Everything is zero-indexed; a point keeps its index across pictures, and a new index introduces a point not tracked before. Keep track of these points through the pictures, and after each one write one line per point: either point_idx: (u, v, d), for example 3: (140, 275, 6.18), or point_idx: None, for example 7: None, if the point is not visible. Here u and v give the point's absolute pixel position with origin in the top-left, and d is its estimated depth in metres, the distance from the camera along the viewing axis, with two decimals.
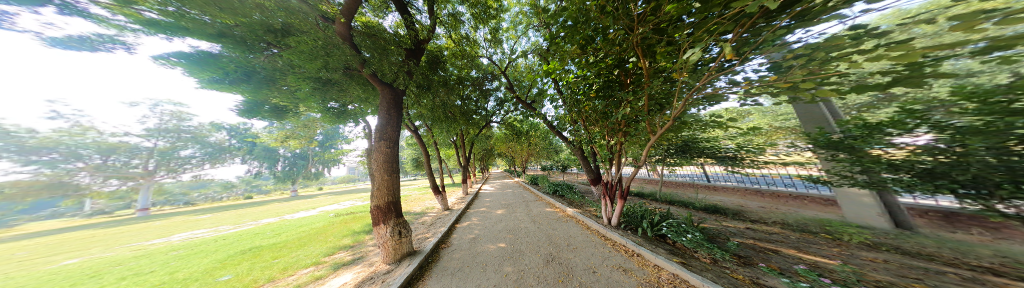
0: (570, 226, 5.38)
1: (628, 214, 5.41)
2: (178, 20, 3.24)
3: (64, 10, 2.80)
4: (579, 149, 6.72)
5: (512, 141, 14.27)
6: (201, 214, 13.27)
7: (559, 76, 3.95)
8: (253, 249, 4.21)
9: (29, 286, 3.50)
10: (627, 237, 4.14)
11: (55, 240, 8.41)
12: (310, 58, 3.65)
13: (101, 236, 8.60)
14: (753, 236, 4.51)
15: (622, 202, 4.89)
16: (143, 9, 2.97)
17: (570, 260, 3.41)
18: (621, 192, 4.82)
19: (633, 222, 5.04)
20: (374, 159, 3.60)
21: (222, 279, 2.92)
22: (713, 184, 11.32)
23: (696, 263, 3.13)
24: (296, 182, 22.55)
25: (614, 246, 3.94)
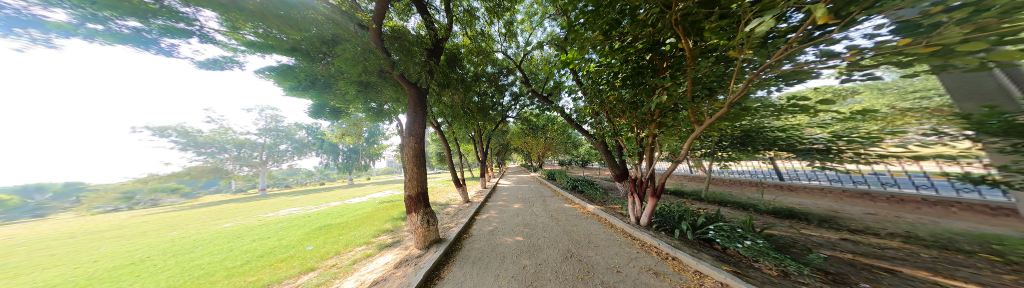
0: (591, 224, 5.14)
1: (662, 215, 4.83)
2: (266, 39, 4.00)
3: (204, 41, 3.91)
4: (602, 143, 6.21)
5: (529, 136, 14.23)
6: (294, 196, 17.61)
7: (578, 66, 3.62)
8: (326, 226, 5.42)
9: (208, 240, 5.37)
10: (659, 239, 3.74)
11: (218, 210, 12.51)
12: (353, 64, 4.20)
13: (241, 208, 12.39)
14: (851, 251, 3.44)
15: (654, 201, 4.38)
16: (247, 34, 3.84)
17: (591, 258, 3.31)
18: (653, 190, 4.30)
19: (668, 223, 4.50)
20: (405, 155, 4.05)
21: (308, 248, 3.89)
22: (787, 183, 9.02)
23: (755, 274, 2.59)
24: (352, 172, 27.46)
25: (642, 248, 3.62)
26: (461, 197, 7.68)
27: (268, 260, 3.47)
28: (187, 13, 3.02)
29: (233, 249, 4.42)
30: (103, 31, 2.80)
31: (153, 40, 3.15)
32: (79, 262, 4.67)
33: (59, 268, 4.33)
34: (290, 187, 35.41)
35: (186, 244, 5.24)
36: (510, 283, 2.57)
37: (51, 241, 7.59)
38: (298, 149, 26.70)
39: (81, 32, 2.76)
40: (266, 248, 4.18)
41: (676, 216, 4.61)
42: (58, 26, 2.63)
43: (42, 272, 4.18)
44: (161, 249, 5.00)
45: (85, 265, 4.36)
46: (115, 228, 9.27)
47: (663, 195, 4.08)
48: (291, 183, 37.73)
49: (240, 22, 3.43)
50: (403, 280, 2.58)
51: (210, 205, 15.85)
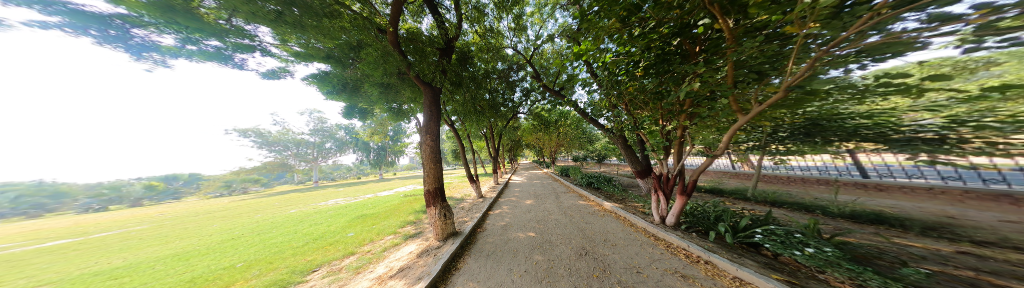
0: (609, 222, 4.91)
1: (694, 215, 4.34)
2: (308, 49, 4.63)
3: (265, 54, 4.71)
4: (622, 137, 5.75)
5: (542, 132, 13.96)
6: (337, 188, 20.56)
7: (593, 57, 3.35)
8: (362, 216, 6.28)
9: (279, 224, 6.70)
10: (688, 240, 3.41)
11: (285, 198, 15.39)
12: (375, 67, 4.64)
13: (301, 197, 14.99)
14: (973, 269, 2.63)
15: (683, 200, 3.97)
16: (294, 45, 4.52)
17: (607, 257, 3.20)
18: (682, 188, 3.87)
19: (701, 224, 4.04)
20: (422, 153, 4.36)
21: (349, 234, 4.58)
22: (874, 181, 7.21)
23: (817, 286, 2.08)
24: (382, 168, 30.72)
25: (667, 250, 3.35)
26: (475, 192, 8.01)
27: (320, 243, 4.20)
28: (249, 30, 3.61)
29: (297, 231, 5.45)
30: (198, 51, 3.58)
31: (229, 56, 3.90)
32: (202, 235, 6.29)
33: (190, 239, 5.93)
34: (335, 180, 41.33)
35: (265, 226, 6.63)
36: (522, 278, 2.66)
37: (185, 218, 10.35)
38: (339, 147, 30.74)
39: (186, 53, 3.55)
40: (319, 232, 5.04)
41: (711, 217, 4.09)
42: (168, 49, 3.41)
43: (180, 242, 5.75)
44: (250, 229, 6.44)
45: (204, 238, 5.86)
46: (220, 210, 12.10)
47: (695, 194, 3.63)
48: (336, 177, 44.11)
49: (289, 36, 4.06)
50: (424, 268, 2.88)
51: (280, 195, 19.47)
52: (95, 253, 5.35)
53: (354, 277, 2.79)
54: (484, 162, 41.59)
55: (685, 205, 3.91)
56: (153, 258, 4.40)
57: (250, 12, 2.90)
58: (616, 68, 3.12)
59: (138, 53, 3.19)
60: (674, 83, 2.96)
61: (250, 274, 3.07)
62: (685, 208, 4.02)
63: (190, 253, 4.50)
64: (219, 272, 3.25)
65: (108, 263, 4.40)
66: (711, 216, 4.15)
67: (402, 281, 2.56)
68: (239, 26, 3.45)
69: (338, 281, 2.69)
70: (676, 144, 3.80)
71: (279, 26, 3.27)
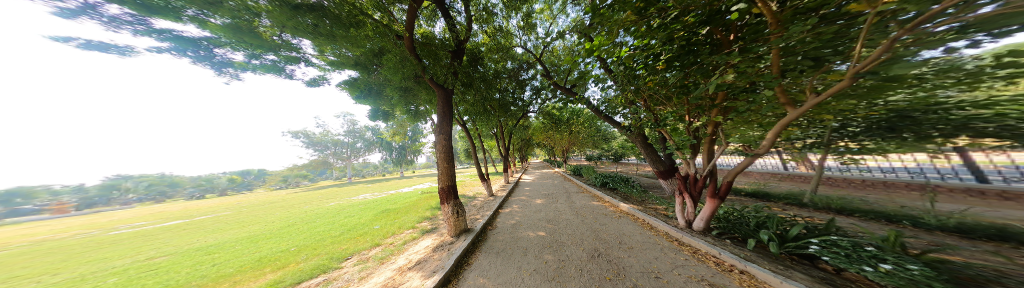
0: (625, 224, 4.66)
1: (730, 221, 3.84)
2: (344, 58, 5.25)
3: (310, 64, 5.43)
4: (641, 135, 5.33)
5: (553, 131, 13.72)
6: (366, 184, 22.94)
7: (607, 53, 3.12)
8: (385, 211, 6.96)
9: (321, 215, 7.78)
10: (719, 247, 3.07)
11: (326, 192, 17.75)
12: (395, 70, 4.94)
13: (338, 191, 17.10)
14: None
15: (716, 203, 3.55)
16: (331, 55, 5.13)
17: (623, 260, 3.06)
18: (713, 191, 3.47)
19: (739, 231, 3.55)
20: (436, 152, 4.61)
21: (375, 227, 5.13)
22: (993, 187, 5.57)
23: None
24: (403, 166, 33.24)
25: (692, 256, 3.07)
26: (487, 190, 8.22)
27: (352, 234, 4.78)
28: (296, 43, 4.16)
29: (334, 222, 6.27)
30: (261, 65, 4.23)
31: (283, 68, 4.56)
32: (264, 221, 7.60)
33: (257, 224, 7.23)
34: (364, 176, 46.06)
35: (310, 216, 7.75)
36: (532, 276, 2.71)
37: (253, 207, 12.60)
38: (367, 146, 34.07)
39: (250, 67, 4.21)
40: (351, 224, 5.73)
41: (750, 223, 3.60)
42: (240, 64, 4.09)
43: (250, 226, 7.05)
44: (298, 218, 7.58)
45: (267, 224, 7.09)
46: (278, 201, 14.42)
47: (731, 199, 3.20)
48: (365, 174, 49.11)
49: (327, 47, 4.61)
50: (439, 262, 3.10)
51: (322, 189, 22.43)
52: (195, 233, 6.86)
53: (379, 267, 3.13)
54: (496, 161, 42.22)
55: (718, 209, 3.49)
56: (232, 240, 5.48)
57: (294, 28, 3.32)
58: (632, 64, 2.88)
59: (218, 68, 3.89)
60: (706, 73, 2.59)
61: (299, 258, 3.66)
62: (716, 213, 3.60)
63: (258, 237, 5.50)
64: (278, 254, 3.94)
65: (205, 242, 5.62)
66: (751, 223, 3.64)
67: (419, 274, 2.80)
68: (287, 41, 3.98)
69: (366, 270, 3.05)
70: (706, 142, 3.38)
71: (316, 38, 3.66)
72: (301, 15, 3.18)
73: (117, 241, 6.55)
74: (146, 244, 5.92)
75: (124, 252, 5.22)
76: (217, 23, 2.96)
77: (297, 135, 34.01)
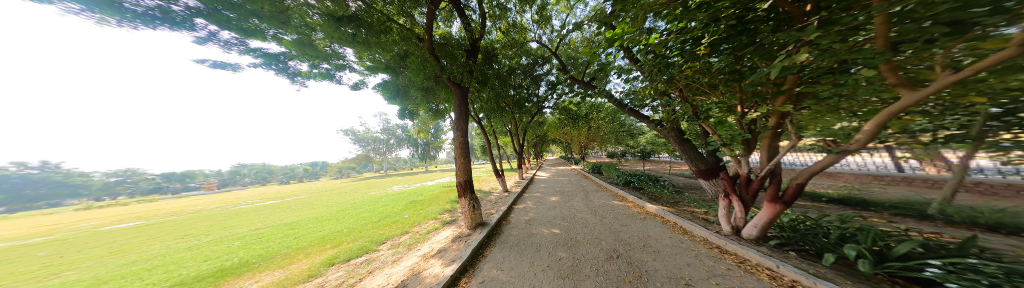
0: (652, 226, 4.16)
1: (799, 231, 2.88)
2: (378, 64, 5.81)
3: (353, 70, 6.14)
4: (677, 129, 4.61)
5: (570, 127, 13.11)
6: (398, 177, 25.97)
7: (630, 42, 2.72)
8: (412, 202, 7.83)
9: (365, 202, 9.20)
10: (778, 259, 2.37)
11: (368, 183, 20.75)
12: (419, 69, 5.17)
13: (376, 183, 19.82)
14: None
15: (777, 207, 2.66)
16: (368, 61, 5.72)
17: (646, 263, 2.74)
18: (773, 191, 2.63)
19: (814, 244, 2.58)
20: (454, 149, 4.85)
21: (404, 216, 5.82)
22: None
23: None
24: (428, 161, 36.42)
25: (736, 266, 2.48)
26: (501, 186, 8.43)
27: (386, 221, 5.54)
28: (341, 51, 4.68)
29: (373, 209, 7.35)
30: (318, 73, 4.94)
31: (335, 75, 5.21)
32: (324, 205, 9.36)
33: (320, 207, 8.96)
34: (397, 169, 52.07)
35: (356, 203, 9.22)
36: (545, 271, 2.70)
37: (317, 193, 15.55)
38: (399, 143, 38.21)
39: (312, 75, 4.95)
40: (386, 212, 6.63)
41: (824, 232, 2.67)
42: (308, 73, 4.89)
43: (316, 209, 8.78)
44: (349, 204, 9.10)
45: (326, 208, 8.72)
46: (333, 189, 17.47)
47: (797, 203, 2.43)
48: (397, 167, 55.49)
49: (363, 54, 5.16)
50: (457, 252, 3.37)
51: (365, 180, 26.24)
52: (280, 212, 8.89)
53: (408, 252, 3.58)
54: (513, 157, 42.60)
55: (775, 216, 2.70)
56: (305, 219, 6.94)
57: (339, 39, 3.75)
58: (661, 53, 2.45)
59: (291, 77, 4.58)
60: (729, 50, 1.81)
61: (348, 239, 4.43)
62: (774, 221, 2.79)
63: (321, 218, 6.85)
64: (334, 234, 4.86)
65: (288, 219, 7.24)
66: (831, 234, 2.66)
67: (440, 261, 3.10)
68: (336, 50, 4.56)
69: (398, 254, 3.53)
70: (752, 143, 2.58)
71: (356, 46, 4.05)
72: (343, 26, 3.57)
73: (236, 215, 8.89)
74: (253, 218, 7.92)
75: (240, 224, 7.13)
76: (286, 39, 3.49)
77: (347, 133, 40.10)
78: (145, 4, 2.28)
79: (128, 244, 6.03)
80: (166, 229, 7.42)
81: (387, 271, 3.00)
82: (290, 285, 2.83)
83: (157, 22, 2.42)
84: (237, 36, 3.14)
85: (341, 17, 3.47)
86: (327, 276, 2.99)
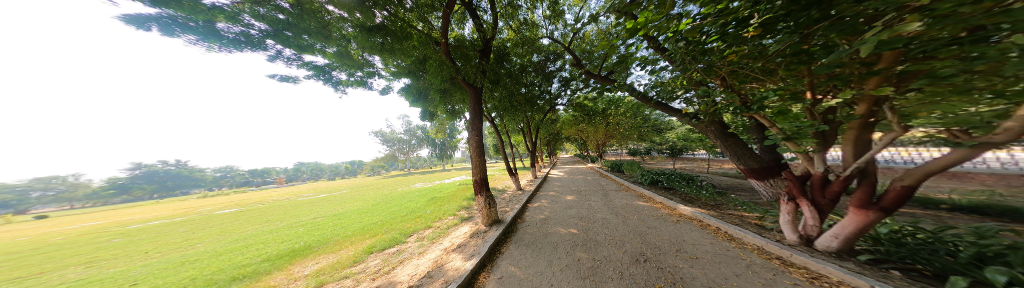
0: (685, 229, 3.38)
1: (915, 248, 1.82)
2: (403, 70, 6.20)
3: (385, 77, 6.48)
4: (718, 123, 3.96)
5: (585, 124, 12.55)
6: (420, 175, 27.93)
7: (651, 32, 2.40)
8: (433, 198, 8.35)
9: (392, 198, 10.04)
10: (872, 277, 1.57)
11: (394, 180, 22.75)
12: (437, 71, 5.28)
13: (402, 180, 21.61)
14: None
15: (878, 218, 1.67)
16: (394, 68, 6.18)
17: (680, 267, 2.31)
18: (868, 194, 1.69)
19: (942, 264, 1.57)
20: (469, 148, 4.97)
21: (425, 212, 6.23)
22: None
23: None
24: (446, 160, 38.55)
25: (803, 280, 1.78)
26: (515, 185, 8.43)
27: (409, 216, 6.00)
28: (370, 59, 4.94)
29: (399, 205, 8.02)
30: (353, 81, 5.30)
31: (368, 82, 5.58)
32: (359, 200, 10.52)
33: (356, 202, 10.12)
34: (420, 168, 55.98)
35: (385, 198, 10.13)
36: (563, 271, 2.59)
37: (353, 189, 17.58)
38: (420, 142, 41.13)
39: (350, 83, 5.34)
40: (410, 208, 7.19)
41: (955, 250, 1.72)
42: (354, 83, 5.39)
43: (352, 203, 9.89)
44: (379, 199, 10.05)
45: (361, 202, 9.81)
46: (367, 185, 19.58)
47: (892, 214, 1.58)
48: (419, 166, 59.90)
49: (389, 61, 5.64)
50: (475, 247, 3.49)
51: (392, 177, 28.82)
52: (326, 204, 10.30)
53: (431, 246, 3.83)
54: (525, 155, 41.86)
55: (858, 232, 1.82)
56: (344, 212, 7.89)
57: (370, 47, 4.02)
58: (686, 43, 2.11)
59: (335, 85, 5.03)
60: (761, 24, 1.33)
61: (379, 231, 4.91)
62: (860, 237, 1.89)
63: (356, 211, 7.71)
64: (367, 226, 5.41)
65: (333, 211, 8.36)
66: (966, 251, 1.67)
67: (460, 255, 3.25)
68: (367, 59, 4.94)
69: (423, 247, 3.81)
70: (819, 145, 1.78)
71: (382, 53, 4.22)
72: (372, 36, 3.75)
73: (294, 207, 10.53)
74: (307, 210, 9.31)
75: (298, 214, 8.48)
76: (330, 52, 3.92)
77: (377, 134, 44.53)
78: (233, 31, 2.75)
79: (224, 227, 7.69)
80: (247, 217, 9.18)
81: (414, 261, 3.25)
82: (341, 268, 3.29)
83: (245, 45, 2.93)
84: (295, 52, 3.60)
85: (372, 26, 3.68)
86: (366, 263, 3.37)
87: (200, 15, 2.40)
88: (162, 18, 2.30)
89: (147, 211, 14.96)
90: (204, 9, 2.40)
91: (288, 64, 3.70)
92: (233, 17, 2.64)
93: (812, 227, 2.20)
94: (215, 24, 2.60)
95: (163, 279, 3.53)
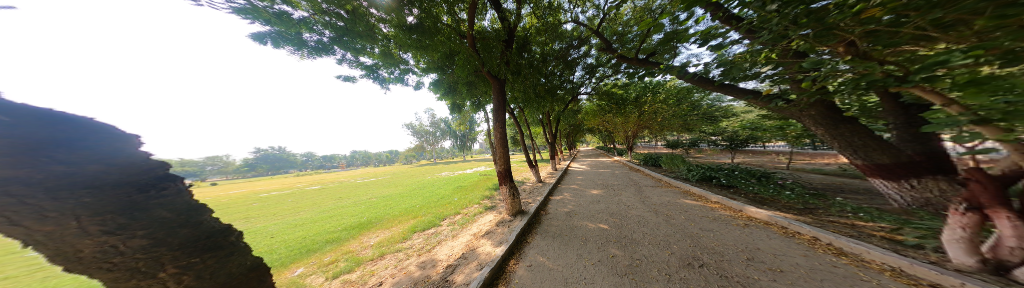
0: (755, 236, 2.87)
1: None
2: (430, 66, 6.53)
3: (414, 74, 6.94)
4: (822, 105, 3.10)
5: (612, 114, 11.49)
6: (444, 165, 30.20)
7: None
8: (458, 187, 8.94)
9: (423, 185, 11.08)
10: None
11: (422, 169, 25.05)
12: (466, 65, 4.99)
13: (429, 170, 23.70)
14: None
15: None
16: (421, 64, 6.57)
17: (748, 278, 1.98)
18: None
19: None
20: (494, 139, 5.00)
21: (453, 199, 6.73)
22: None
23: None
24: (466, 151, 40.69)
25: None
26: (535, 176, 8.40)
27: (440, 202, 6.57)
28: (404, 58, 5.34)
29: (430, 191, 8.80)
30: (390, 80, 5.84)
31: (404, 79, 6.05)
32: (397, 186, 11.95)
33: (394, 187, 11.51)
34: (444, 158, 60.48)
35: (417, 185, 11.24)
36: (596, 267, 2.51)
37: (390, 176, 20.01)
38: (443, 135, 43.98)
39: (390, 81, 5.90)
40: (439, 194, 7.84)
41: None
42: (395, 80, 5.94)
43: (391, 188, 11.27)
44: (412, 186, 11.23)
45: (398, 188, 11.08)
46: (400, 173, 22.05)
47: None
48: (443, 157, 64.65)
49: (416, 58, 6.00)
50: (503, 235, 3.64)
51: (420, 166, 31.88)
52: (371, 188, 11.99)
53: (462, 230, 4.15)
54: (542, 148, 41.45)
55: None
56: (387, 195, 9.04)
57: (406, 46, 4.29)
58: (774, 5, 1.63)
59: (381, 83, 5.59)
60: None
61: (416, 214, 5.51)
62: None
63: (395, 195, 8.77)
64: (405, 210, 6.09)
65: (378, 194, 9.67)
66: None
67: (489, 241, 3.44)
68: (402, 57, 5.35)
69: (455, 231, 4.16)
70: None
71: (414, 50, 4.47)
72: (410, 34, 3.96)
73: (347, 189, 12.53)
74: (358, 192, 11.00)
75: (351, 195, 10.09)
76: (376, 52, 4.35)
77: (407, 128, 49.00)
78: (313, 39, 3.33)
79: (301, 202, 9.67)
80: (316, 195, 11.33)
81: (449, 243, 3.58)
82: (394, 242, 3.84)
83: (322, 52, 3.56)
84: (354, 55, 4.14)
85: (408, 25, 3.88)
86: (412, 240, 3.85)
87: (291, 28, 2.91)
88: (272, 34, 2.91)
89: (251, 187, 19.71)
90: (293, 22, 2.88)
91: (348, 66, 4.26)
92: (310, 28, 3.17)
93: (1012, 250, 1.36)
94: (301, 35, 3.21)
95: (272, 239, 4.69)
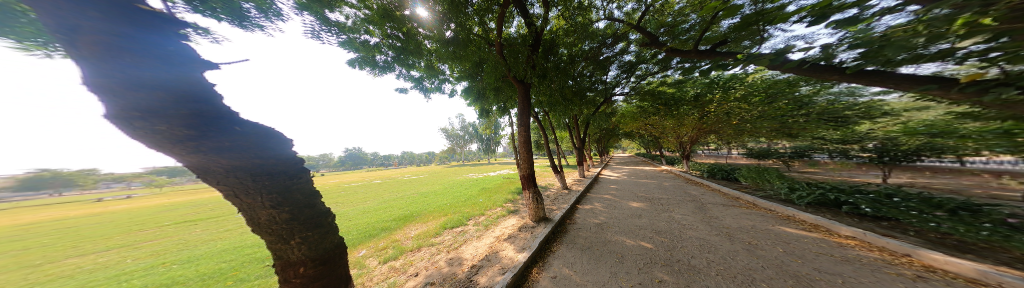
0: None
1: None
2: (461, 75, 7.08)
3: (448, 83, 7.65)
4: None
5: (656, 116, 9.92)
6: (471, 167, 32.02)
7: None
8: (484, 188, 9.16)
9: (453, 185, 11.86)
10: None
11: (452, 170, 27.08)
12: (493, 71, 5.14)
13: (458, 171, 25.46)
14: None
15: None
16: (454, 74, 7.20)
17: None
18: None
19: None
20: (518, 143, 4.90)
21: (479, 200, 6.90)
22: None
23: None
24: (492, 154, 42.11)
25: None
26: (561, 183, 7.88)
27: (467, 202, 6.84)
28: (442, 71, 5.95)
29: (459, 191, 9.31)
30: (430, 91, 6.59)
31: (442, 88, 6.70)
32: (431, 184, 13.14)
33: (429, 185, 12.70)
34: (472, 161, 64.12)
35: (448, 185, 12.10)
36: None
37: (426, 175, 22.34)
38: (471, 139, 46.73)
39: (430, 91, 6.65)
40: (467, 195, 8.18)
41: None
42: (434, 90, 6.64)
43: (427, 186, 12.45)
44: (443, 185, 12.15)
45: (432, 186, 12.15)
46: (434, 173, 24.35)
47: None
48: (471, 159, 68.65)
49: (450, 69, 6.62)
50: (525, 241, 3.47)
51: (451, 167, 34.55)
52: (411, 185, 13.52)
53: (486, 232, 4.16)
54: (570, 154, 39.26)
55: None
56: (423, 192, 9.99)
57: (444, 57, 4.71)
58: None
59: (424, 93, 6.27)
60: None
61: (446, 212, 5.85)
62: None
63: (429, 193, 9.60)
64: (437, 207, 6.54)
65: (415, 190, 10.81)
66: None
67: (512, 246, 3.32)
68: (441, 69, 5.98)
69: (480, 231, 4.21)
70: None
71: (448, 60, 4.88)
72: (448, 46, 4.32)
73: (392, 185, 14.46)
74: (401, 188, 12.54)
75: (395, 190, 11.62)
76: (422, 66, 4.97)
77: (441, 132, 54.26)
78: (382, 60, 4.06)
79: (359, 193, 11.66)
80: (370, 188, 13.52)
81: (475, 243, 3.63)
82: (427, 237, 4.13)
83: (387, 70, 4.32)
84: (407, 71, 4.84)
85: (445, 39, 4.16)
86: (442, 236, 4.07)
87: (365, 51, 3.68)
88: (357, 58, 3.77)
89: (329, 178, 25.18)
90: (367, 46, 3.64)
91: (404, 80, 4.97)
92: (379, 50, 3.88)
93: None
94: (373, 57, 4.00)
95: (338, 221, 5.76)
